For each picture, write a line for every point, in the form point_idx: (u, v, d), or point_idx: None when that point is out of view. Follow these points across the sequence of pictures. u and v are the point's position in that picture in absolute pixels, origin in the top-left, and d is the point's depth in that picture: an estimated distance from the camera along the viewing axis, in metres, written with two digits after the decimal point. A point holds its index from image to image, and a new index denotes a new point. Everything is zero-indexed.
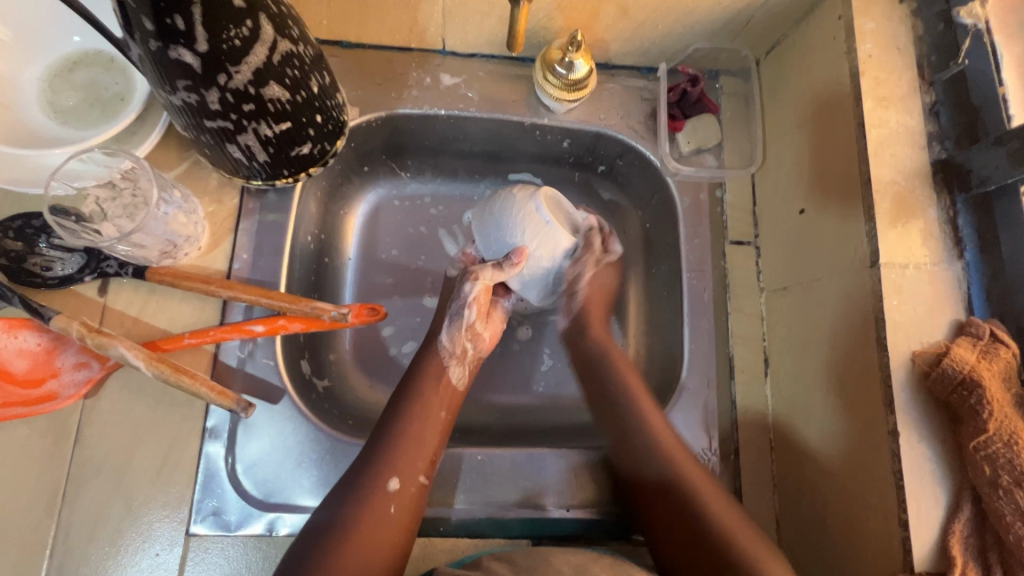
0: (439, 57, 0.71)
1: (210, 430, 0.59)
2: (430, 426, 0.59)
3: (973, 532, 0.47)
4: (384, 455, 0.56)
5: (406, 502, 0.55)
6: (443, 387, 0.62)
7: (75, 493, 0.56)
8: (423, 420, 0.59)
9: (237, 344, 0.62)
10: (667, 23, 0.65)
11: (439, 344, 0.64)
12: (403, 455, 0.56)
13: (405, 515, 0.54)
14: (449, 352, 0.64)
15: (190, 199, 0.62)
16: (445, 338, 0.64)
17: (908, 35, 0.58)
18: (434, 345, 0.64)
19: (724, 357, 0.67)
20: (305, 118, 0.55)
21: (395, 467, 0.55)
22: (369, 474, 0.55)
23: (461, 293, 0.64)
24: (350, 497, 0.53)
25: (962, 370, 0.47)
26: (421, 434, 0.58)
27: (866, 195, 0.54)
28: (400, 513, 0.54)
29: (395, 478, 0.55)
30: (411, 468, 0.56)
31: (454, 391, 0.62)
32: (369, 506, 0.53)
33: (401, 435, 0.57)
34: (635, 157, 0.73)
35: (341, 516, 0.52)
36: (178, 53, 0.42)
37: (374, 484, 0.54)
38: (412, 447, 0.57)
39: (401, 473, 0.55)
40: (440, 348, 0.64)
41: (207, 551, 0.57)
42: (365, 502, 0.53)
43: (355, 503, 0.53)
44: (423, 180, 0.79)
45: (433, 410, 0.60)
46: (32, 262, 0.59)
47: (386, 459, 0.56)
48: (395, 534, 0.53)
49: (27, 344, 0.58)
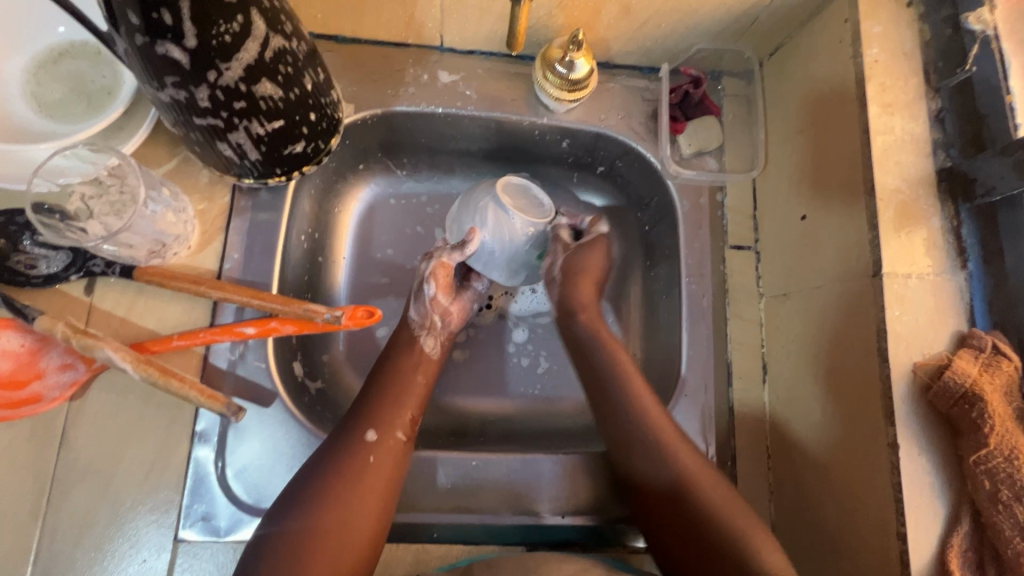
0: (436, 54, 0.70)
1: (199, 433, 0.58)
2: (408, 386, 0.60)
3: (972, 545, 0.46)
4: (363, 412, 0.57)
5: (386, 454, 0.55)
6: (416, 355, 0.62)
7: (60, 498, 0.55)
8: (400, 381, 0.60)
9: (228, 346, 0.60)
10: (670, 24, 0.64)
11: (408, 319, 0.65)
12: (380, 411, 0.57)
13: (387, 466, 0.54)
14: (420, 324, 0.64)
15: (180, 197, 0.60)
16: (413, 313, 0.65)
17: (914, 40, 0.57)
18: (403, 320, 0.65)
19: (722, 362, 0.67)
20: (299, 116, 0.54)
21: (373, 420, 0.56)
22: (348, 429, 0.55)
23: (420, 270, 0.66)
24: (330, 453, 0.54)
25: (963, 384, 0.47)
26: (400, 393, 0.59)
27: (869, 204, 0.53)
28: (380, 463, 0.54)
29: (373, 429, 0.55)
30: (389, 422, 0.56)
31: (429, 360, 0.63)
32: (349, 458, 0.53)
33: (380, 392, 0.58)
34: (635, 159, 0.72)
35: (320, 468, 0.53)
36: (165, 48, 0.41)
37: (352, 439, 0.55)
38: (391, 405, 0.58)
39: (379, 426, 0.56)
40: (410, 321, 0.65)
41: (196, 556, 0.56)
42: (345, 452, 0.54)
43: (336, 456, 0.53)
44: (419, 179, 0.78)
45: (410, 372, 0.61)
46: (16, 260, 0.57)
47: (364, 416, 0.56)
48: (374, 483, 0.53)
49: (11, 344, 0.57)
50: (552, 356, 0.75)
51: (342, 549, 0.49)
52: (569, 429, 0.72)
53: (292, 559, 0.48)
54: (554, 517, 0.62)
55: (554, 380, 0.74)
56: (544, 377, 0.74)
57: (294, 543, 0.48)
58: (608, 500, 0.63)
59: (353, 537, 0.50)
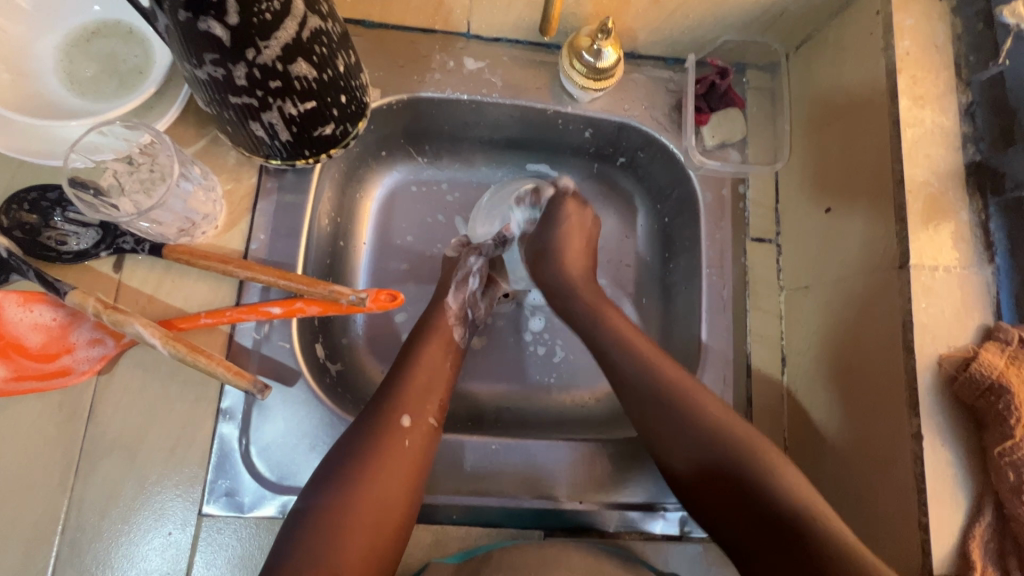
0: (463, 41, 0.70)
1: (224, 411, 0.59)
2: (437, 374, 0.60)
3: (993, 536, 0.47)
4: (395, 397, 0.57)
5: (420, 439, 0.56)
6: (446, 344, 0.63)
7: (87, 471, 0.56)
8: (429, 369, 0.60)
9: (253, 326, 0.61)
10: (698, 14, 0.64)
11: (446, 308, 0.66)
12: (413, 397, 0.57)
13: (420, 451, 0.55)
14: (455, 313, 0.66)
15: (209, 176, 0.61)
16: (453, 302, 0.67)
17: (947, 33, 0.57)
18: (436, 308, 0.66)
19: (742, 354, 0.67)
20: (330, 98, 0.54)
21: (407, 406, 0.56)
22: (381, 413, 0.56)
23: (467, 263, 0.69)
24: (364, 434, 0.54)
25: (990, 375, 0.47)
26: (430, 380, 0.59)
27: (898, 196, 0.53)
28: (414, 448, 0.55)
29: (407, 415, 0.56)
30: (422, 408, 0.57)
31: (457, 349, 0.64)
32: (385, 442, 0.54)
33: (411, 378, 0.59)
34: (658, 149, 0.72)
35: (355, 448, 0.53)
36: (208, 25, 0.41)
37: (387, 423, 0.55)
38: (422, 392, 0.58)
39: (413, 412, 0.56)
40: (446, 309, 0.66)
41: (219, 532, 0.56)
42: (379, 435, 0.54)
43: (371, 439, 0.54)
44: (440, 166, 0.78)
45: (439, 360, 0.61)
46: (47, 236, 0.58)
47: (397, 401, 0.57)
48: (409, 466, 0.54)
49: (42, 318, 0.58)
50: (569, 345, 0.76)
51: (379, 527, 0.50)
52: (587, 417, 0.72)
53: (332, 538, 0.48)
54: (572, 503, 0.62)
55: (571, 369, 0.75)
56: (560, 365, 0.75)
57: (334, 522, 0.49)
58: (626, 486, 0.63)
59: (390, 517, 0.51)
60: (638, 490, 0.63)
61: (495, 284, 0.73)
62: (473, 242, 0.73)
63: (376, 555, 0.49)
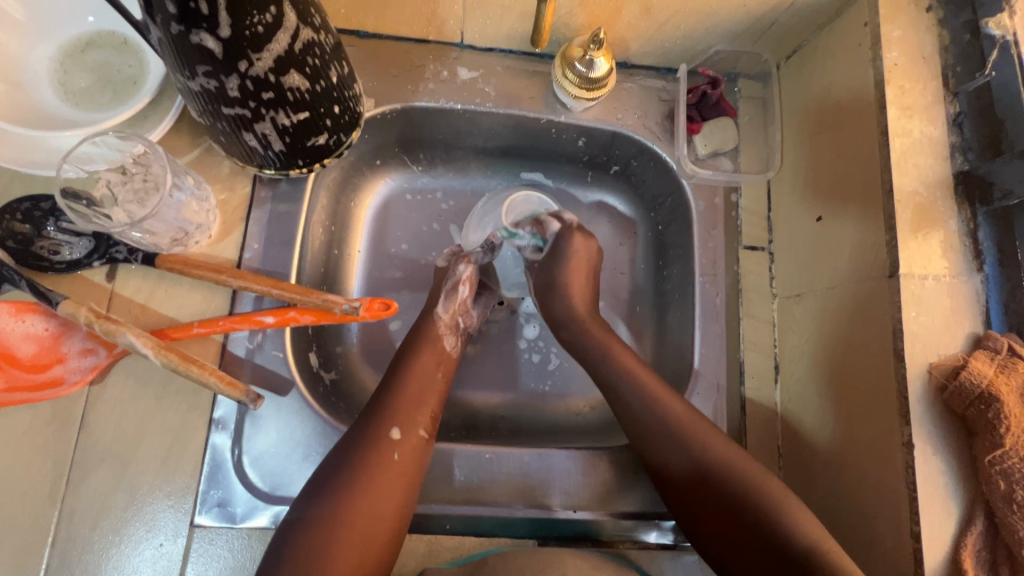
0: (456, 51, 0.71)
1: (217, 421, 0.58)
2: (428, 386, 0.60)
3: (984, 545, 0.47)
4: (385, 409, 0.57)
5: (410, 451, 0.55)
6: (438, 354, 0.63)
7: (78, 482, 0.56)
8: (420, 381, 0.60)
9: (246, 335, 0.61)
10: (689, 24, 0.65)
11: (436, 317, 0.66)
12: (402, 408, 0.57)
13: (411, 463, 0.55)
14: (444, 323, 0.66)
15: (202, 186, 0.61)
16: (441, 310, 0.66)
17: (934, 44, 0.57)
18: (427, 317, 0.66)
19: (735, 362, 0.67)
20: (323, 108, 0.54)
21: (397, 418, 0.56)
22: (371, 426, 0.55)
23: (456, 271, 0.68)
24: (353, 447, 0.54)
25: (979, 384, 0.47)
26: (420, 392, 0.59)
27: (887, 205, 0.54)
28: (404, 460, 0.55)
29: (397, 427, 0.56)
30: (412, 420, 0.57)
31: (448, 358, 0.64)
32: (375, 455, 0.54)
33: (402, 389, 0.59)
34: (650, 158, 0.73)
35: (344, 461, 0.53)
36: (200, 38, 0.41)
37: (376, 436, 0.55)
38: (412, 403, 0.58)
39: (402, 424, 0.56)
40: (435, 318, 0.66)
41: (210, 542, 0.56)
42: (369, 448, 0.54)
43: (360, 452, 0.54)
44: (434, 174, 0.78)
45: (429, 371, 0.61)
46: (40, 246, 0.58)
47: (386, 413, 0.57)
48: (399, 478, 0.54)
49: (34, 328, 0.58)
50: (563, 353, 0.76)
51: (368, 540, 0.50)
52: (580, 425, 0.72)
53: (321, 552, 0.48)
54: (566, 512, 0.62)
55: (565, 377, 0.75)
56: (555, 373, 0.75)
57: (322, 535, 0.49)
58: (620, 494, 0.63)
59: (378, 531, 0.51)
60: (633, 499, 0.63)
61: (489, 291, 0.73)
62: (467, 249, 0.72)
63: (365, 568, 0.49)
